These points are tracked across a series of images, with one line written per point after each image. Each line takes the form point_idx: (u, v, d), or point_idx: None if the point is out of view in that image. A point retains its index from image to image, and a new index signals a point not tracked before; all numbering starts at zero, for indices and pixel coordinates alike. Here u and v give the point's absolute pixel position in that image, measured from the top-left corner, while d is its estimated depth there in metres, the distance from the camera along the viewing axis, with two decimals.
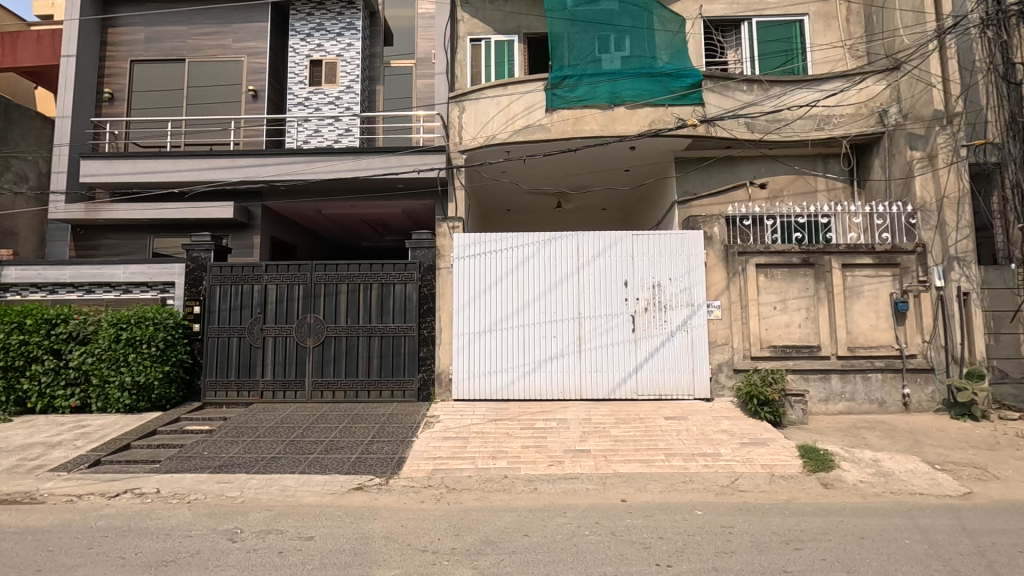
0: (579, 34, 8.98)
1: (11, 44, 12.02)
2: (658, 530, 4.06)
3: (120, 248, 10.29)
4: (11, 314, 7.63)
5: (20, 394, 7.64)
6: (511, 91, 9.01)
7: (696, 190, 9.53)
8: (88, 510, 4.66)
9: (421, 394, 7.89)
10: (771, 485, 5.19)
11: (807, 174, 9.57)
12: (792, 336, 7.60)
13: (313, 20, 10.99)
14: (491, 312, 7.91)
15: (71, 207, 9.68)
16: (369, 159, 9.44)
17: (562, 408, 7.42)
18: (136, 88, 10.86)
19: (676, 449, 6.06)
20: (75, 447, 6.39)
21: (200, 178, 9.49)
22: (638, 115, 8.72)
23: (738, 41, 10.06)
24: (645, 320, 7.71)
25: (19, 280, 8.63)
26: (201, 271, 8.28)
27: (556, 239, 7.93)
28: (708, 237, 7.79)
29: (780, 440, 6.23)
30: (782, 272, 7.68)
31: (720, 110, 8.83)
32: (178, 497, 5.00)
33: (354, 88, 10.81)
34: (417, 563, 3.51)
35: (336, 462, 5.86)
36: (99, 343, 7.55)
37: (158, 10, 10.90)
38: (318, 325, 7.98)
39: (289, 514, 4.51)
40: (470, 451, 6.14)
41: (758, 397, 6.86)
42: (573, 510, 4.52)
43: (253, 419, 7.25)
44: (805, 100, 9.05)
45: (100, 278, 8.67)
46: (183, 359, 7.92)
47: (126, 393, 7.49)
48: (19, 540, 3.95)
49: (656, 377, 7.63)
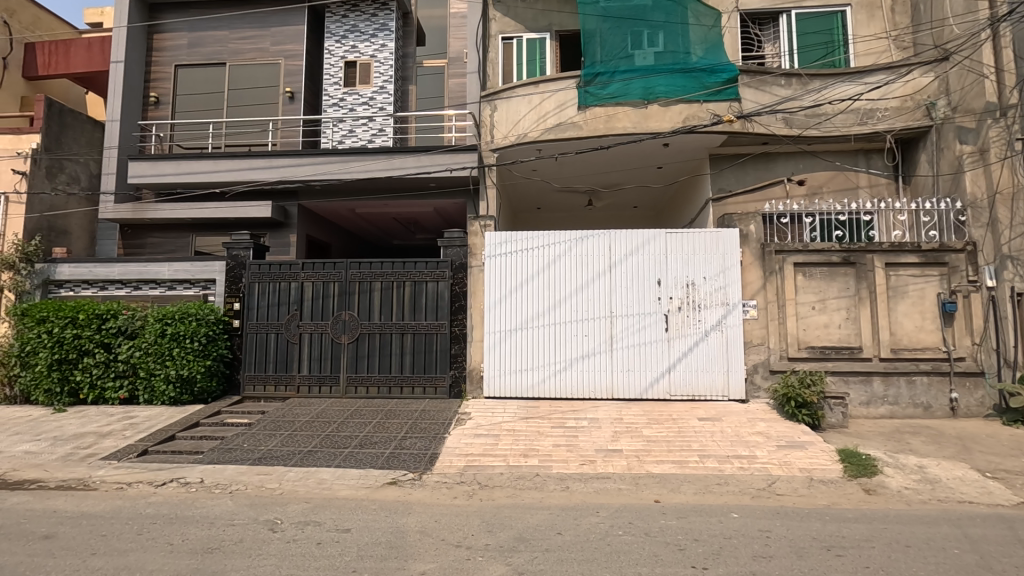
0: (611, 31, 8.96)
1: (65, 51, 12.64)
2: (693, 532, 4.01)
3: (165, 246, 10.70)
4: (66, 310, 8.05)
5: (73, 385, 8.06)
6: (543, 89, 9.01)
7: (732, 187, 9.33)
8: (137, 497, 4.86)
9: (453, 391, 7.97)
10: (810, 490, 5.06)
11: (848, 170, 9.26)
12: (831, 337, 7.37)
13: (347, 22, 11.20)
14: (522, 310, 7.92)
15: (120, 207, 10.12)
16: (402, 158, 9.55)
17: (593, 408, 7.38)
18: (180, 91, 11.24)
19: (710, 450, 5.98)
20: (124, 438, 6.66)
21: (240, 179, 9.80)
22: (672, 112, 8.60)
23: (776, 33, 9.79)
24: (678, 319, 7.61)
25: (72, 277, 9.04)
26: (242, 268, 8.53)
27: (588, 237, 7.90)
28: (744, 235, 7.64)
29: (819, 444, 6.07)
30: (821, 272, 7.47)
31: (757, 105, 8.63)
32: (220, 486, 5.18)
33: (387, 88, 10.96)
34: (451, 558, 3.54)
35: (370, 456, 5.98)
36: (145, 338, 7.86)
37: (200, 16, 11.26)
38: (352, 321, 8.13)
39: (326, 507, 4.61)
40: (501, 449, 6.16)
41: (795, 399, 6.69)
42: (606, 510, 4.50)
43: (290, 414, 7.42)
44: (847, 94, 8.68)
45: (146, 275, 8.98)
46: (223, 353, 8.16)
47: (170, 387, 7.77)
48: (76, 525, 4.15)
49: (689, 377, 7.53)
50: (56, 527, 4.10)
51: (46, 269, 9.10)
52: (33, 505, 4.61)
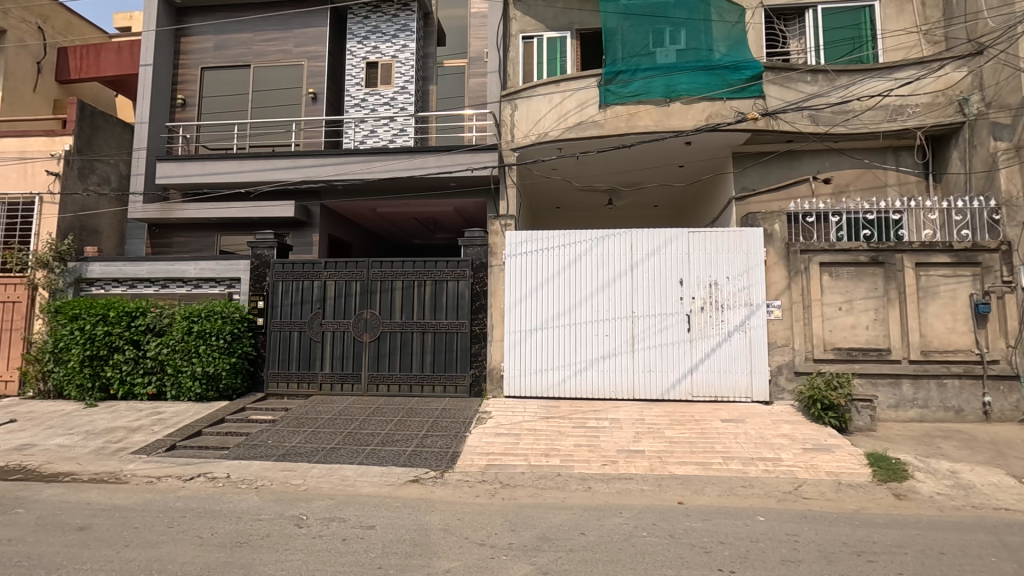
0: (633, 28, 8.91)
1: (95, 55, 13.00)
2: (719, 534, 3.96)
3: (191, 245, 10.94)
4: (98, 307, 8.30)
5: (104, 381, 8.27)
6: (564, 88, 8.99)
7: (755, 186, 9.20)
8: (167, 491, 4.97)
9: (473, 390, 8.00)
10: (838, 494, 4.97)
11: (876, 168, 9.06)
12: (858, 339, 7.22)
13: (369, 23, 11.31)
14: (542, 310, 7.91)
15: (149, 207, 10.38)
16: (423, 158, 9.59)
17: (614, 408, 7.35)
18: (205, 93, 11.44)
19: (734, 452, 5.90)
20: (153, 433, 6.81)
21: (265, 179, 9.96)
22: (694, 110, 8.51)
23: (802, 29, 9.61)
24: (701, 319, 7.53)
25: (102, 275, 9.25)
26: (266, 268, 8.66)
27: (610, 236, 7.86)
28: (768, 234, 7.53)
29: (847, 447, 5.96)
30: (848, 272, 7.32)
31: (782, 102, 8.47)
32: (246, 482, 5.27)
33: (408, 89, 11.03)
34: (476, 556, 3.55)
35: (393, 454, 6.04)
36: (173, 335, 8.03)
37: (226, 19, 11.47)
38: (374, 320, 8.20)
39: (350, 503, 4.65)
40: (522, 448, 6.16)
41: (821, 402, 6.60)
42: (629, 511, 4.47)
43: (313, 411, 7.52)
44: (876, 90, 8.52)
45: (173, 274, 9.11)
46: (248, 351, 8.29)
47: (197, 383, 7.93)
48: (109, 517, 4.25)
49: (712, 378, 7.45)
50: (89, 518, 4.20)
51: (78, 267, 9.34)
52: (68, 497, 4.74)
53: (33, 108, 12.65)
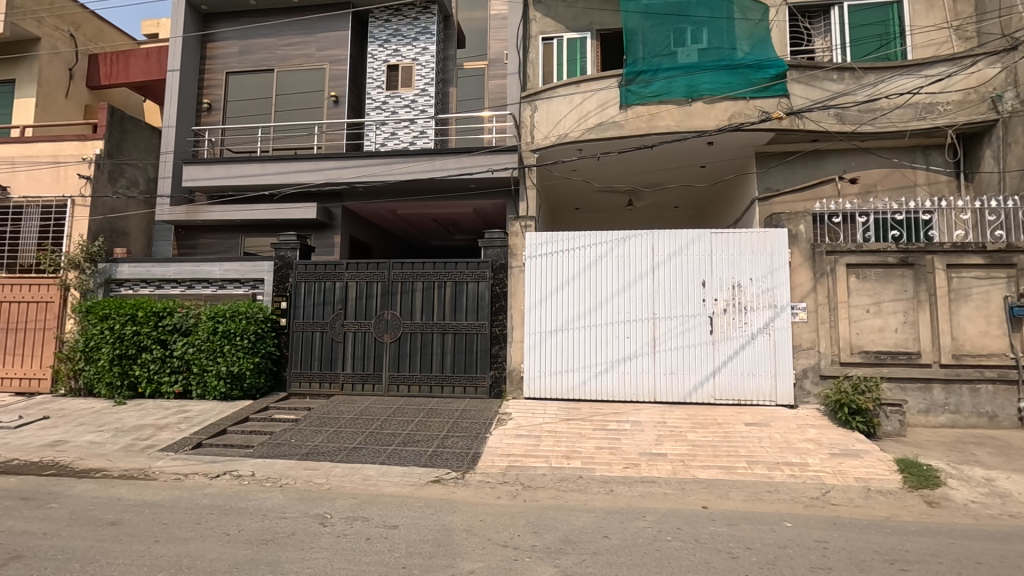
0: (654, 28, 8.86)
1: (125, 61, 13.31)
2: (746, 540, 3.89)
3: (216, 246, 11.14)
4: (126, 307, 8.50)
5: (132, 379, 8.46)
6: (585, 88, 8.96)
7: (779, 186, 9.06)
8: (194, 488, 5.06)
9: (493, 391, 8.00)
10: (867, 500, 4.85)
11: (905, 167, 8.84)
12: (887, 342, 7.04)
13: (390, 27, 11.42)
14: (562, 311, 7.89)
15: (175, 209, 10.62)
16: (444, 159, 9.64)
17: (635, 410, 7.29)
18: (230, 97, 11.64)
19: (759, 456, 5.81)
20: (179, 430, 6.93)
21: (288, 181, 10.10)
22: (717, 109, 8.41)
23: (827, 26, 9.45)
24: (724, 321, 7.44)
25: (131, 276, 9.46)
26: (289, 268, 8.77)
27: (631, 237, 7.81)
28: (793, 235, 7.41)
29: (875, 452, 5.83)
30: (876, 273, 7.15)
31: (807, 101, 8.33)
32: (271, 480, 5.33)
33: (428, 91, 11.10)
34: (500, 558, 3.54)
35: (414, 454, 6.07)
36: (199, 335, 8.18)
37: (251, 24, 11.67)
38: (395, 320, 8.26)
39: (373, 503, 4.68)
40: (543, 450, 6.14)
41: (849, 406, 6.45)
42: (653, 515, 4.42)
43: (335, 410, 7.59)
44: (905, 88, 8.34)
45: (199, 275, 9.27)
46: (272, 351, 8.41)
47: (222, 382, 8.06)
48: (139, 512, 4.34)
49: (735, 380, 7.36)
50: (120, 514, 4.28)
51: (107, 268, 9.56)
52: (99, 493, 4.85)
53: (65, 113, 13.01)
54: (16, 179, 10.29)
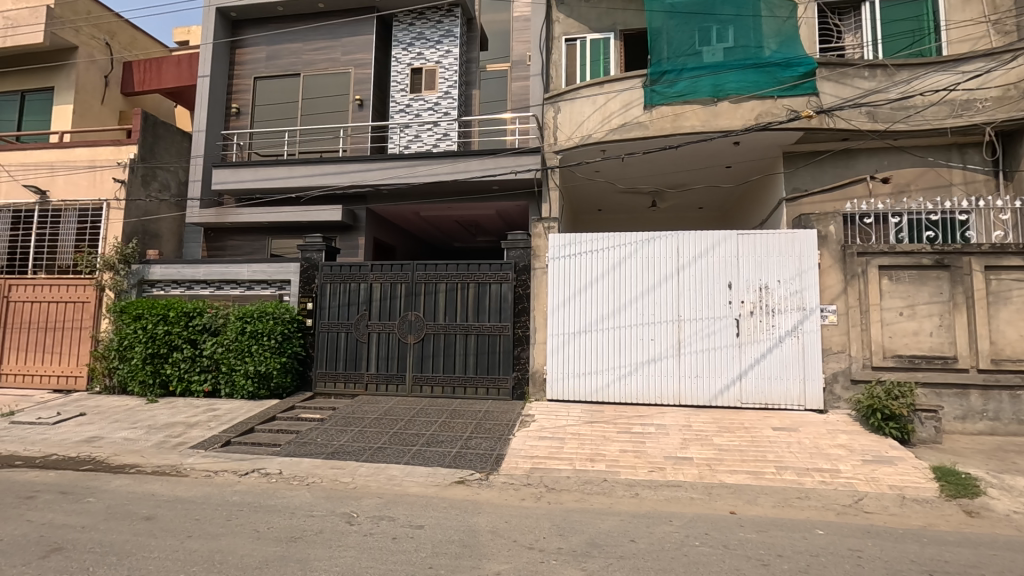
0: (679, 27, 8.78)
1: (158, 68, 13.69)
2: (776, 547, 3.81)
3: (244, 248, 11.36)
4: (158, 308, 8.72)
5: (164, 378, 8.67)
6: (609, 89, 8.91)
7: (808, 187, 8.88)
8: (224, 485, 5.15)
9: (516, 393, 7.99)
10: (902, 509, 4.71)
11: (940, 167, 8.57)
12: (921, 346, 6.84)
13: (414, 30, 11.53)
14: (586, 312, 7.84)
15: (205, 212, 10.87)
16: (466, 161, 9.69)
17: (660, 414, 7.21)
18: (258, 102, 11.87)
19: (788, 461, 5.69)
20: (209, 428, 7.07)
21: (314, 184, 10.25)
22: (744, 109, 8.29)
23: (857, 23, 9.26)
24: (750, 324, 7.32)
25: (163, 277, 9.70)
26: (314, 270, 8.89)
27: (655, 239, 7.73)
28: (823, 236, 7.26)
29: (910, 459, 5.66)
30: (910, 275, 6.95)
31: (838, 99, 8.15)
32: (298, 478, 5.41)
33: (451, 94, 11.17)
34: (526, 560, 3.53)
35: (438, 454, 6.09)
36: (227, 335, 8.34)
37: (278, 30, 11.89)
38: (419, 322, 8.31)
39: (399, 503, 4.71)
40: (567, 452, 6.11)
41: (882, 411, 6.29)
42: (679, 519, 4.36)
43: (360, 410, 7.67)
44: (940, 84, 8.10)
45: (227, 276, 9.45)
46: (298, 351, 8.53)
47: (249, 381, 8.21)
48: (172, 508, 4.44)
49: (762, 384, 7.24)
50: (154, 509, 4.39)
51: (140, 270, 9.81)
52: (134, 488, 4.98)
53: (100, 119, 13.42)
54: (55, 183, 10.64)
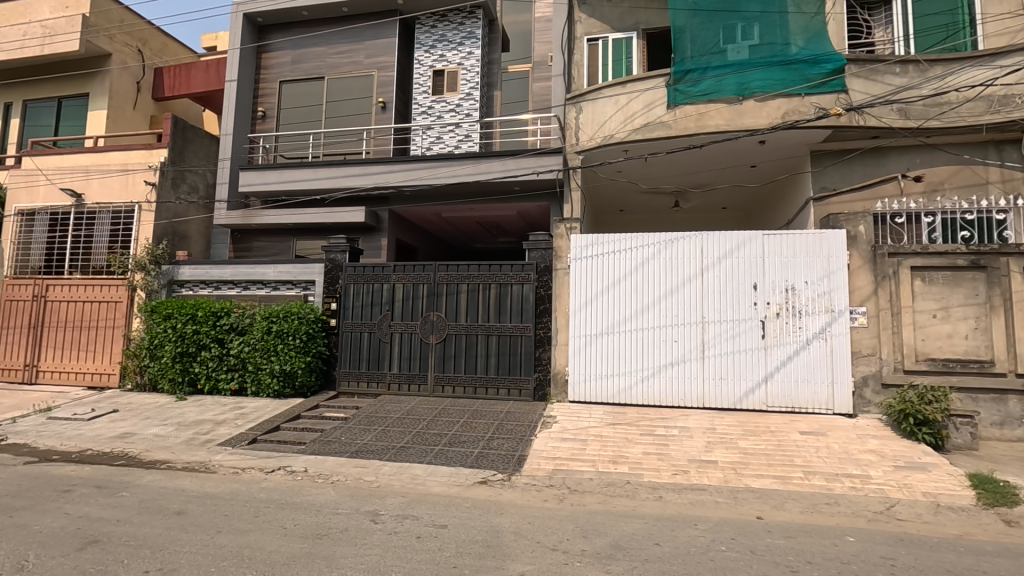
0: (703, 25, 8.69)
1: (187, 73, 14.02)
2: (806, 553, 3.73)
3: (270, 249, 11.55)
4: (187, 307, 8.92)
5: (192, 376, 8.87)
6: (631, 89, 8.84)
7: (836, 186, 8.67)
8: (251, 482, 5.25)
9: (538, 394, 7.97)
10: (936, 517, 4.57)
11: (976, 164, 8.15)
12: (956, 350, 6.65)
13: (436, 32, 11.61)
14: (608, 314, 7.80)
15: (232, 214, 11.08)
16: (488, 162, 9.73)
17: (683, 416, 7.13)
18: (283, 105, 12.06)
19: (816, 466, 5.57)
20: (236, 426, 7.20)
21: (338, 186, 10.39)
22: (770, 107, 8.15)
23: (889, 17, 9.05)
24: (776, 326, 7.19)
25: (191, 277, 9.93)
26: (338, 271, 9.00)
27: (678, 239, 7.65)
28: (852, 236, 7.10)
29: (944, 466, 5.50)
30: (944, 277, 6.75)
31: (868, 96, 7.97)
32: (322, 476, 5.48)
33: (473, 95, 11.22)
34: (550, 561, 3.51)
35: (460, 454, 6.11)
36: (254, 334, 8.50)
37: (303, 35, 12.08)
38: (440, 322, 8.36)
39: (422, 502, 4.74)
40: (589, 454, 6.07)
41: (914, 416, 6.13)
42: (704, 523, 4.30)
43: (382, 409, 7.74)
44: (976, 80, 7.85)
45: (253, 277, 9.62)
46: (322, 351, 8.64)
47: (275, 380, 8.34)
48: (202, 504, 4.53)
49: (789, 387, 7.10)
50: (185, 504, 4.49)
51: (170, 270, 10.06)
52: (165, 484, 5.10)
53: (132, 123, 13.79)
54: (89, 187, 10.96)
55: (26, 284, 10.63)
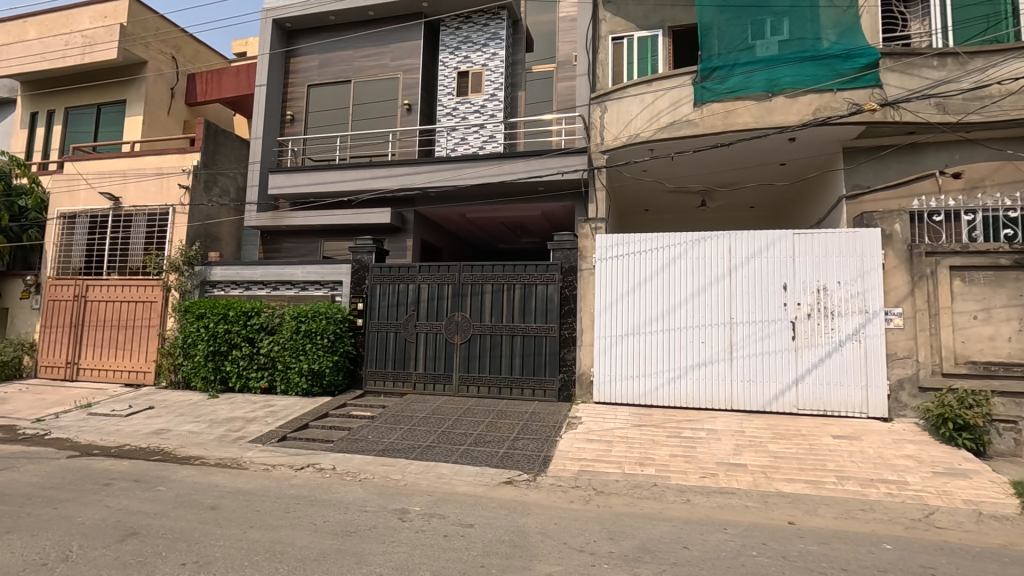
0: (730, 22, 8.57)
1: (218, 79, 14.37)
2: (840, 560, 3.64)
3: (297, 250, 11.75)
4: (219, 307, 9.12)
5: (224, 374, 9.08)
6: (656, 87, 8.76)
7: (870, 183, 8.45)
8: (281, 479, 5.35)
9: (563, 395, 7.95)
10: (978, 526, 4.40)
11: (1019, 160, 7.86)
12: (998, 352, 6.41)
13: (460, 34, 11.67)
14: (634, 314, 7.73)
15: (261, 216, 11.31)
16: (512, 163, 9.75)
17: (711, 418, 7.02)
18: (311, 109, 12.27)
19: (850, 472, 5.43)
20: (266, 424, 7.34)
21: (364, 188, 10.53)
22: (800, 103, 7.97)
23: (925, 9, 8.76)
24: (807, 327, 7.03)
25: (223, 278, 10.18)
26: (365, 271, 9.11)
27: (705, 239, 7.54)
28: (887, 235, 6.90)
29: (986, 473, 5.31)
30: (985, 276, 6.53)
31: (904, 91, 7.73)
32: (350, 474, 5.55)
33: (497, 96, 11.25)
34: (577, 562, 3.50)
35: (485, 454, 6.13)
36: (283, 333, 8.66)
37: (330, 39, 12.26)
38: (465, 322, 8.39)
39: (448, 501, 4.76)
40: (615, 456, 6.02)
41: (954, 421, 5.94)
42: (734, 527, 4.23)
43: (408, 409, 7.81)
44: (1019, 72, 7.55)
45: (282, 277, 9.81)
46: (349, 350, 8.76)
47: (304, 378, 8.49)
48: (234, 499, 4.63)
49: (820, 390, 6.94)
50: (218, 499, 4.60)
51: (203, 270, 10.34)
52: (199, 479, 5.23)
53: (167, 128, 14.19)
54: (127, 191, 11.31)
55: (68, 284, 11.06)
